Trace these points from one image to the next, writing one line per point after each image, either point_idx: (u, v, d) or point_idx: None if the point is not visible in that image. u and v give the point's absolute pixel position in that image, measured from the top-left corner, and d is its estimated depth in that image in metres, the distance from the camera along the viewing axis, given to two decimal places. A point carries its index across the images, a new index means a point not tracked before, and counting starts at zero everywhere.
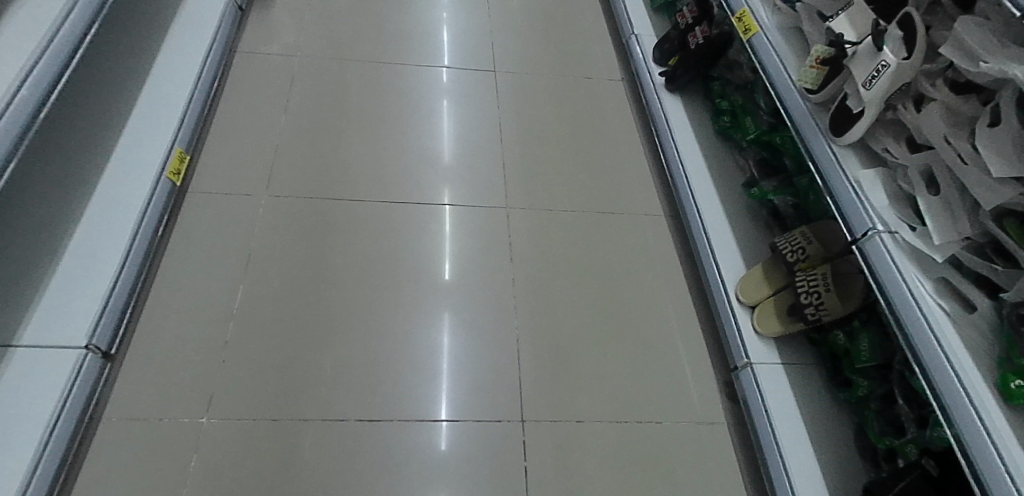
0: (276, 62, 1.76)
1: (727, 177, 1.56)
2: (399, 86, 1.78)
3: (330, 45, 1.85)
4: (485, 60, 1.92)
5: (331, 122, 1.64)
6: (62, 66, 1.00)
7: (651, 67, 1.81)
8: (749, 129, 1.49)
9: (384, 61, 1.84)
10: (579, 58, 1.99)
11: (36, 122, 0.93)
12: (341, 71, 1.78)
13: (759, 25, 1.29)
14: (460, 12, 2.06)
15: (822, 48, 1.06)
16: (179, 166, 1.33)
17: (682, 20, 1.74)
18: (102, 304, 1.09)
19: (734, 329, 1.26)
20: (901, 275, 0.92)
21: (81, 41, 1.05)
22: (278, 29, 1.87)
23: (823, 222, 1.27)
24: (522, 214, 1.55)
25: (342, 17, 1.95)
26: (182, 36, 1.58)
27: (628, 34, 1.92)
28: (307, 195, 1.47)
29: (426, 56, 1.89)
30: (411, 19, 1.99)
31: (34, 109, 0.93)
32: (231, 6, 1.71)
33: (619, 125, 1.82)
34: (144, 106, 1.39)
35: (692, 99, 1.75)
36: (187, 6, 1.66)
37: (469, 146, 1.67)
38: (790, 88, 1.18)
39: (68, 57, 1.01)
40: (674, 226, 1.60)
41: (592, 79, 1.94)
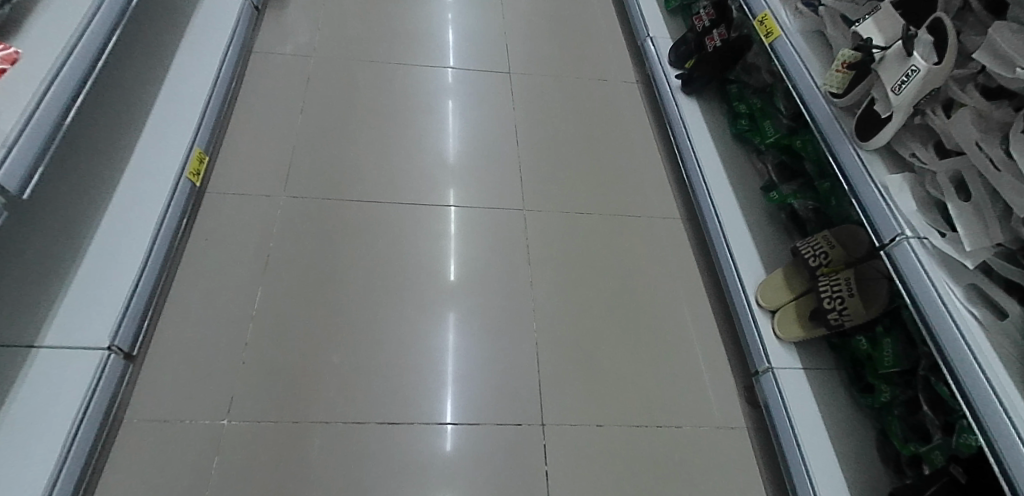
0: (292, 62, 1.76)
1: (744, 181, 1.56)
2: (414, 87, 1.78)
3: (345, 46, 1.85)
4: (499, 61, 1.91)
5: (347, 123, 1.64)
6: (88, 67, 1.01)
7: (667, 70, 1.80)
8: (768, 132, 1.49)
9: (399, 61, 1.84)
10: (593, 61, 1.99)
11: (63, 122, 0.94)
12: (357, 71, 1.78)
13: (781, 28, 1.29)
14: (474, 13, 2.05)
15: (849, 53, 1.08)
16: (198, 166, 1.33)
17: (699, 22, 1.73)
18: (125, 305, 1.09)
19: (755, 334, 1.25)
20: (929, 280, 0.91)
21: (106, 43, 1.06)
22: (293, 30, 1.87)
23: (845, 226, 1.26)
24: (539, 217, 1.55)
25: (357, 17, 1.95)
26: (199, 37, 1.58)
27: (643, 37, 1.92)
28: (325, 196, 1.47)
29: (441, 57, 1.89)
30: (425, 19, 1.99)
31: (62, 109, 0.94)
32: (248, 7, 1.71)
33: (635, 128, 1.82)
34: (163, 107, 1.39)
35: (708, 101, 1.74)
36: (204, 7, 1.67)
37: (485, 148, 1.67)
38: (814, 92, 1.18)
39: (94, 57, 1.02)
40: (691, 229, 1.60)
41: (607, 81, 1.94)
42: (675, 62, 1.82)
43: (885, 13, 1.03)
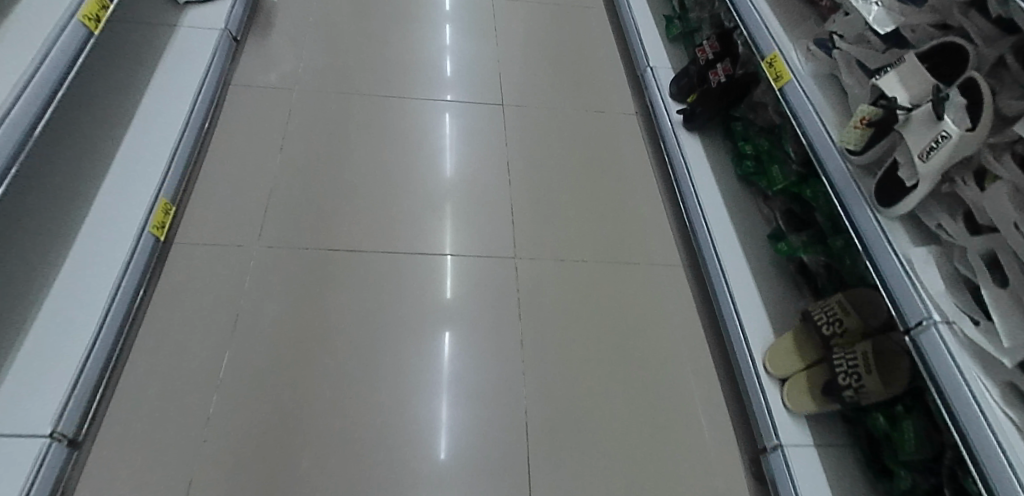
0: (272, 95, 1.67)
1: (750, 228, 1.47)
2: (401, 121, 1.68)
3: (331, 76, 1.76)
4: (492, 93, 1.82)
5: (328, 163, 1.54)
6: (41, 113, 0.91)
7: (668, 104, 1.71)
8: (775, 178, 1.39)
9: (385, 93, 1.74)
10: (590, 91, 1.90)
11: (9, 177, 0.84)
12: (342, 105, 1.69)
13: (791, 71, 1.19)
14: (468, 40, 1.96)
15: (868, 108, 0.98)
16: (163, 219, 1.24)
17: (703, 55, 1.63)
18: (72, 382, 1.00)
19: (763, 405, 1.17)
20: (961, 373, 0.82)
21: (62, 85, 0.96)
22: (276, 58, 1.77)
23: (861, 289, 1.16)
24: (531, 266, 1.45)
25: (343, 44, 1.85)
26: (170, 73, 1.49)
27: (643, 67, 1.83)
28: (303, 246, 1.38)
29: (431, 88, 1.79)
30: (415, 46, 1.90)
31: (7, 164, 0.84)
32: (226, 38, 1.61)
33: (635, 165, 1.72)
34: (127, 153, 1.31)
35: (711, 138, 1.65)
36: (177, 39, 1.57)
37: (476, 188, 1.57)
38: (829, 147, 1.08)
39: (48, 101, 0.92)
40: (693, 278, 1.51)
41: (605, 113, 1.84)
42: (676, 95, 1.71)
43: (909, 66, 0.93)
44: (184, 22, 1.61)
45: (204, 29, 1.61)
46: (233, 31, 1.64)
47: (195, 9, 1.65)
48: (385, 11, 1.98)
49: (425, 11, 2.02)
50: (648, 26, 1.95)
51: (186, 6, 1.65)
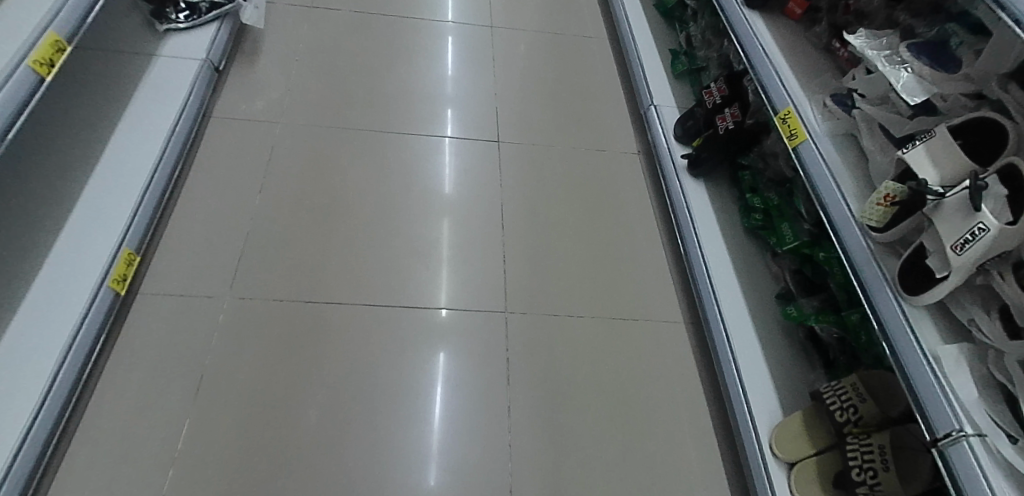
0: (256, 128, 1.58)
1: (757, 285, 1.38)
2: (390, 158, 1.59)
3: (319, 107, 1.67)
4: (487, 128, 1.74)
5: (311, 205, 1.46)
6: None
7: (673, 147, 1.62)
8: (785, 236, 1.29)
9: (376, 128, 1.66)
10: (592, 128, 1.81)
11: None
12: (329, 139, 1.60)
13: (807, 130, 1.10)
14: (465, 71, 1.88)
15: (895, 185, 0.89)
16: (125, 271, 1.18)
17: (709, 98, 1.54)
18: (7, 463, 0.94)
19: (767, 491, 1.07)
20: (994, 495, 0.72)
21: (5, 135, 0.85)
22: (262, 87, 1.69)
23: (879, 372, 1.06)
24: (522, 322, 1.36)
25: (333, 73, 1.76)
26: (144, 109, 1.43)
27: (646, 105, 1.74)
28: (278, 297, 1.29)
29: (424, 122, 1.71)
30: (410, 76, 1.81)
31: None
32: (206, 69, 1.53)
33: (636, 210, 1.63)
34: (90, 200, 1.26)
35: (717, 184, 1.55)
36: (153, 71, 1.50)
37: (467, 234, 1.48)
38: (848, 221, 0.99)
39: None
40: (695, 337, 1.41)
41: (606, 152, 1.76)
42: (681, 137, 1.62)
43: (941, 141, 0.84)
44: (163, 51, 1.54)
45: (183, 59, 1.53)
46: (215, 62, 1.56)
47: (175, 37, 1.57)
48: (379, 37, 1.89)
49: (421, 38, 1.93)
50: (653, 61, 1.86)
51: (167, 33, 1.57)
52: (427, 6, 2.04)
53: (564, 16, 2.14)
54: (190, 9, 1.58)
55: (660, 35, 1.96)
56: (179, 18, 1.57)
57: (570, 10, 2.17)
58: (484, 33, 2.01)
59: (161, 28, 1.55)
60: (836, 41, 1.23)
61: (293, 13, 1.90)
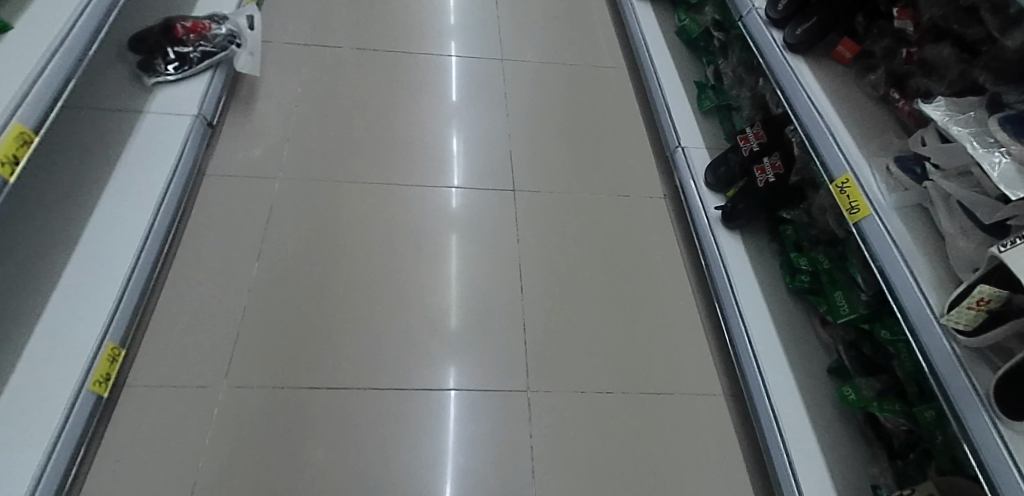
0: (253, 186, 1.47)
1: (806, 357, 1.25)
2: (397, 215, 1.48)
3: (320, 158, 1.55)
4: (502, 175, 1.61)
5: (314, 272, 1.34)
6: None
7: (705, 196, 1.48)
8: (839, 307, 1.16)
9: (381, 180, 1.54)
10: (614, 170, 1.68)
11: None
12: (331, 195, 1.48)
13: (870, 204, 0.98)
14: (476, 111, 1.75)
15: (989, 290, 0.76)
16: (107, 370, 1.07)
17: (746, 145, 1.42)
18: None
19: None
20: None
21: None
22: (259, 137, 1.57)
23: (948, 478, 0.93)
24: (547, 401, 1.23)
25: (334, 118, 1.65)
26: (131, 174, 1.32)
27: (672, 147, 1.61)
28: (279, 383, 1.18)
29: (433, 172, 1.58)
30: (416, 119, 1.69)
31: None
32: (199, 125, 1.42)
33: (666, 264, 1.50)
34: (70, 284, 1.14)
35: (755, 236, 1.42)
36: (142, 130, 1.39)
37: (483, 299, 1.36)
38: (929, 318, 0.86)
39: None
40: (737, 412, 1.28)
41: (629, 197, 1.63)
42: (713, 185, 1.49)
43: None
44: (151, 107, 1.42)
45: (174, 115, 1.42)
46: (208, 116, 1.45)
47: (164, 90, 1.46)
48: (383, 76, 1.77)
49: (426, 76, 1.81)
50: (678, 96, 1.73)
51: (155, 86, 1.46)
52: (432, 39, 1.92)
53: (578, 44, 2.01)
54: (180, 59, 1.47)
55: (683, 67, 1.82)
56: (169, 70, 1.45)
57: (585, 37, 2.04)
58: (494, 67, 1.89)
59: (149, 81, 1.44)
60: (896, 92, 1.12)
61: (291, 52, 1.78)
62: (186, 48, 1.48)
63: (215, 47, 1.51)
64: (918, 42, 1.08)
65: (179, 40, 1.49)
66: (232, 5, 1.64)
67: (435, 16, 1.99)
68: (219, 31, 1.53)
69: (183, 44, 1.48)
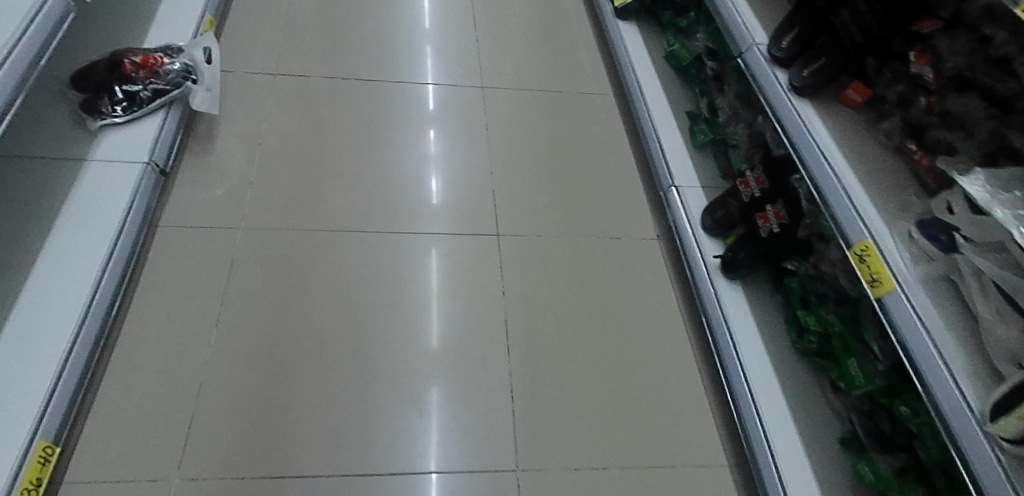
0: (211, 238, 1.34)
1: (814, 425, 1.16)
2: (372, 269, 1.37)
3: (286, 204, 1.43)
4: (484, 219, 1.51)
5: (282, 339, 1.23)
6: None
7: (703, 243, 1.39)
8: (854, 378, 1.06)
9: (352, 227, 1.42)
10: (604, 210, 1.58)
11: None
12: (298, 247, 1.37)
13: (894, 277, 0.88)
14: (454, 146, 1.64)
15: None
16: (38, 475, 0.95)
17: (746, 189, 1.33)
18: None
19: None
20: None
21: None
22: (217, 181, 1.44)
23: None
24: (538, 481, 1.14)
25: (302, 157, 1.52)
26: (70, 235, 1.18)
27: (665, 186, 1.52)
28: (243, 473, 1.07)
29: (408, 217, 1.47)
30: (391, 157, 1.57)
31: None
32: (151, 172, 1.29)
33: (661, 315, 1.41)
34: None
35: (756, 287, 1.34)
36: (85, 181, 1.25)
37: (465, 364, 1.26)
38: (966, 418, 0.76)
39: None
40: (742, 483, 1.19)
41: (620, 240, 1.53)
42: (710, 230, 1.39)
43: None
44: (95, 154, 1.28)
45: (122, 163, 1.28)
46: (161, 163, 1.32)
47: (111, 134, 1.31)
48: (355, 109, 1.65)
49: (400, 107, 1.69)
50: (669, 129, 1.64)
51: (101, 129, 1.32)
52: (406, 66, 1.80)
53: (562, 70, 1.91)
54: (129, 99, 1.33)
55: (674, 96, 1.73)
56: (116, 112, 1.32)
57: (568, 62, 1.93)
58: (473, 96, 1.77)
59: (93, 125, 1.30)
60: (912, 143, 1.03)
61: (255, 83, 1.65)
62: (136, 86, 1.34)
63: (167, 84, 1.37)
64: (938, 91, 0.98)
65: (127, 77, 1.35)
66: (187, 36, 1.50)
67: (408, 40, 1.87)
68: (172, 66, 1.40)
69: (132, 82, 1.34)
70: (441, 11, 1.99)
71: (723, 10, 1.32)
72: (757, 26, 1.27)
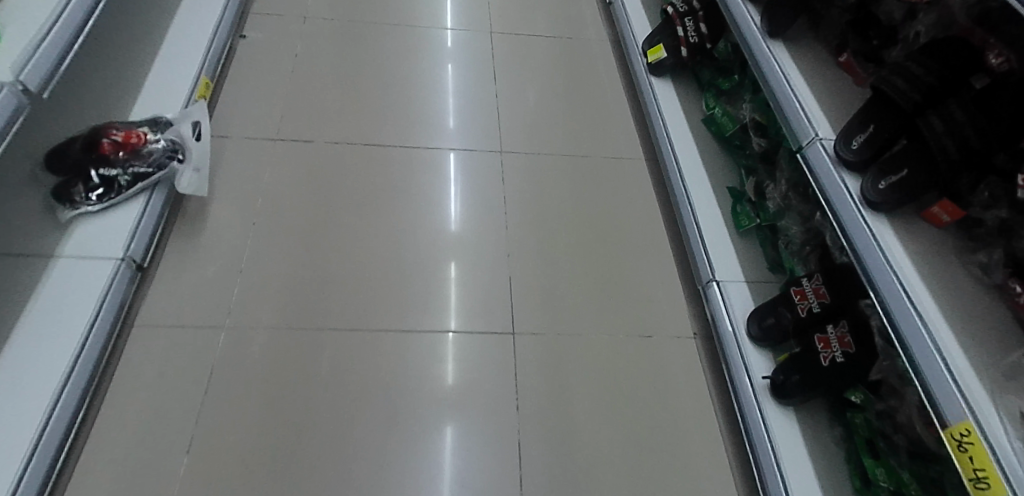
0: (193, 339, 1.21)
1: None
2: (372, 375, 1.21)
3: (279, 296, 1.28)
4: (499, 312, 1.34)
5: (269, 467, 1.09)
6: None
7: (749, 357, 1.20)
8: None
9: (353, 325, 1.27)
10: (634, 300, 1.41)
11: None
12: (290, 350, 1.22)
13: (1006, 476, 0.73)
14: (469, 223, 1.48)
15: None
16: None
17: (802, 301, 1.15)
18: None
19: None
20: None
21: None
22: (203, 268, 1.30)
23: None
24: None
25: (300, 237, 1.38)
26: (29, 346, 1.06)
27: (704, 280, 1.34)
28: None
29: (415, 311, 1.31)
30: (399, 237, 1.42)
31: None
32: (125, 269, 1.17)
33: (698, 434, 1.24)
34: None
35: (809, 412, 1.16)
36: (50, 282, 1.13)
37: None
38: None
39: None
40: None
41: (652, 338, 1.36)
42: (757, 338, 1.21)
43: None
44: (65, 249, 1.17)
45: (94, 259, 1.16)
46: (137, 258, 1.20)
47: (85, 226, 1.20)
48: (360, 178, 1.50)
49: (411, 176, 1.54)
50: (710, 209, 1.46)
51: (74, 220, 1.20)
52: (420, 128, 1.65)
53: (589, 131, 1.74)
54: (106, 185, 1.21)
55: (714, 168, 1.55)
56: (90, 200, 1.19)
57: (595, 122, 1.76)
58: (493, 163, 1.61)
59: (64, 216, 1.18)
60: (1017, 283, 0.85)
61: (253, 149, 1.51)
62: (114, 169, 1.22)
63: (149, 166, 1.25)
64: None
65: (106, 158, 1.22)
66: (179, 104, 1.40)
67: (423, 98, 1.72)
68: (156, 145, 1.27)
69: (109, 165, 1.22)
70: (460, 64, 1.84)
71: (777, 94, 1.13)
72: (819, 116, 1.09)
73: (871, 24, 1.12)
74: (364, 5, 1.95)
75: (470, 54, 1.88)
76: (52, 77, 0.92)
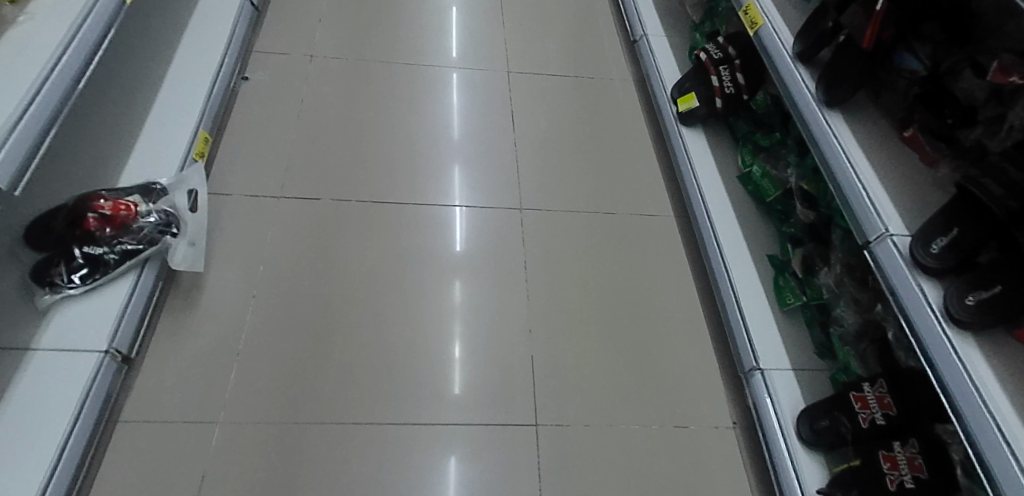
0: (184, 437, 1.09)
1: None
2: (382, 479, 1.10)
3: (280, 384, 1.17)
4: (521, 399, 1.23)
5: None
6: None
7: (800, 463, 1.08)
8: None
9: (361, 417, 1.16)
10: (666, 383, 1.29)
11: None
12: (292, 448, 1.11)
13: None
14: (487, 295, 1.36)
15: None
16: None
17: (864, 409, 1.03)
18: None
19: None
20: None
21: None
22: (198, 352, 1.18)
23: None
24: None
25: (303, 313, 1.26)
26: None
27: (746, 368, 1.22)
28: None
29: (428, 399, 1.20)
30: (411, 312, 1.30)
31: None
32: (109, 362, 1.05)
33: None
34: None
35: None
36: (25, 379, 1.01)
37: None
38: None
39: None
40: None
41: (688, 429, 1.24)
42: (808, 443, 1.09)
43: None
44: (41, 340, 1.06)
45: (74, 351, 1.05)
46: (123, 349, 1.08)
47: (66, 310, 1.08)
48: (369, 243, 1.39)
49: (423, 239, 1.42)
50: (750, 282, 1.33)
51: (53, 304, 1.08)
52: (432, 182, 1.53)
53: (614, 185, 1.62)
54: (90, 264, 1.10)
55: (753, 234, 1.43)
56: (72, 282, 1.08)
57: (620, 174, 1.65)
58: (513, 223, 1.49)
59: (41, 302, 1.07)
60: None
61: (254, 210, 1.40)
62: (99, 247, 1.11)
63: (140, 242, 1.14)
64: None
65: (90, 235, 1.11)
66: (176, 164, 1.29)
67: (435, 147, 1.61)
68: (147, 218, 1.16)
69: (95, 242, 1.11)
70: (474, 109, 1.72)
71: (840, 177, 1.03)
72: (889, 207, 0.98)
73: (946, 101, 1.00)
74: (372, 41, 1.83)
75: (484, 97, 1.76)
76: (25, 173, 0.80)
